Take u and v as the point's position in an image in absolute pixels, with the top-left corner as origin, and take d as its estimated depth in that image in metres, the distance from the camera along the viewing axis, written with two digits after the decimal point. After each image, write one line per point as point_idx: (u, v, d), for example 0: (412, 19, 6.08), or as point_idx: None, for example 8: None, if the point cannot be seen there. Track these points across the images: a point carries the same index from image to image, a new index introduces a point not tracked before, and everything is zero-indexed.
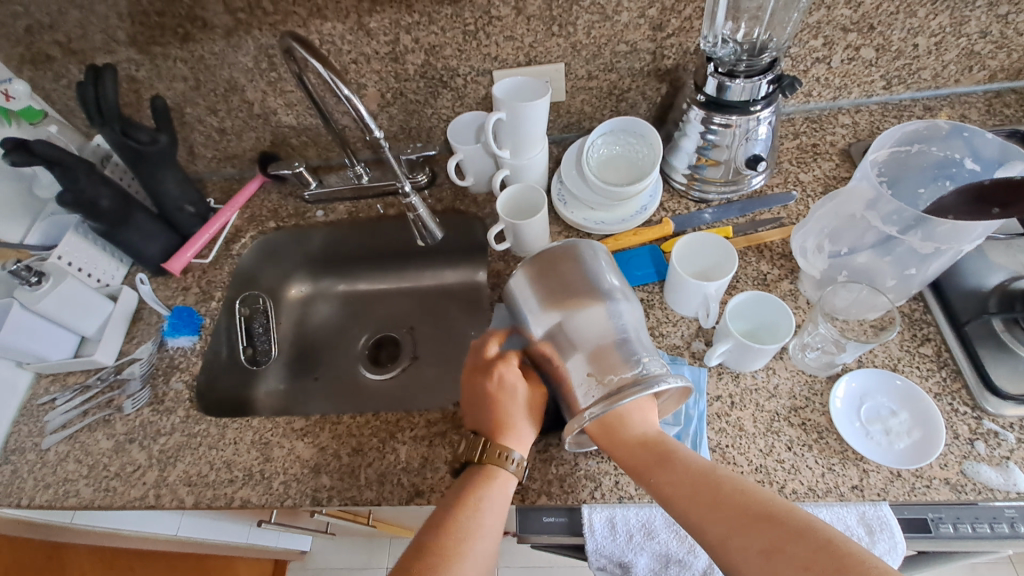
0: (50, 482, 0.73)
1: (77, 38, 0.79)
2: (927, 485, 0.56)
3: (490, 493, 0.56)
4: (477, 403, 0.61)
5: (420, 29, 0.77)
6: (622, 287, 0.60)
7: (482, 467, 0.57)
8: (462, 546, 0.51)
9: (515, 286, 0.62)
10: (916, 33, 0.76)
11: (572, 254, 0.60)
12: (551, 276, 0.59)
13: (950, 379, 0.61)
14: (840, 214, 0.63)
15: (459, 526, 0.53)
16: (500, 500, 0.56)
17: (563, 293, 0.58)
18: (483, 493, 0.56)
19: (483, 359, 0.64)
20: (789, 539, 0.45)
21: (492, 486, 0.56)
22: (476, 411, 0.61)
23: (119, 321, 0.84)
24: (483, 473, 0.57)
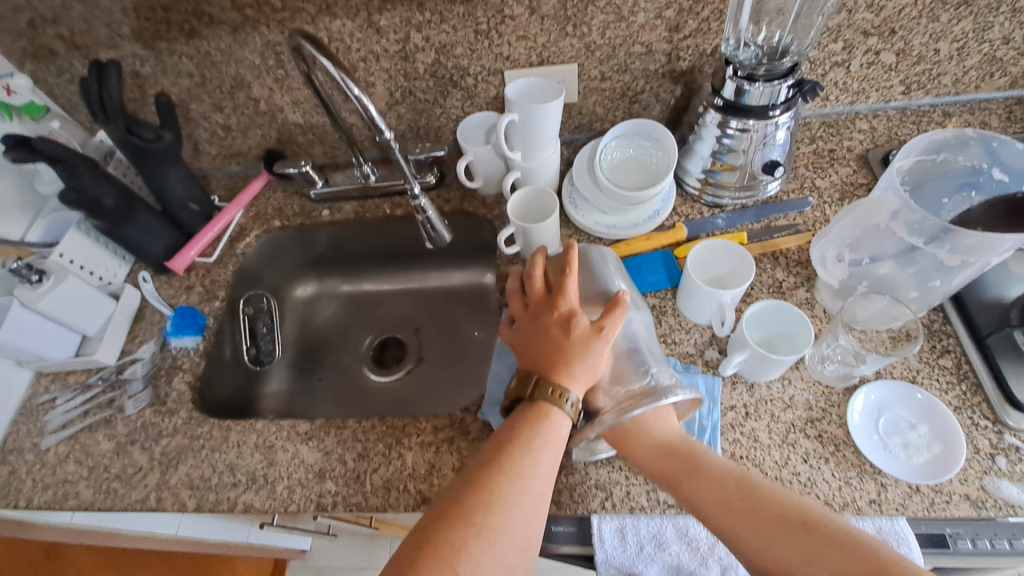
0: (49, 484, 0.72)
1: (81, 33, 0.78)
2: (947, 501, 0.55)
3: (536, 438, 0.51)
4: (530, 344, 0.57)
5: (431, 28, 0.75)
6: (635, 299, 0.63)
7: (536, 410, 0.53)
8: (501, 501, 0.48)
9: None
10: (938, 38, 0.74)
11: (585, 263, 0.64)
12: None
13: (970, 393, 0.60)
14: (864, 223, 0.61)
15: (498, 476, 0.49)
16: (549, 444, 0.52)
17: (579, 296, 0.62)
18: (529, 439, 0.51)
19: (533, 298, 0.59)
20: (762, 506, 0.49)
21: (544, 430, 0.52)
22: (525, 352, 0.57)
23: (120, 320, 0.83)
24: (538, 415, 0.52)
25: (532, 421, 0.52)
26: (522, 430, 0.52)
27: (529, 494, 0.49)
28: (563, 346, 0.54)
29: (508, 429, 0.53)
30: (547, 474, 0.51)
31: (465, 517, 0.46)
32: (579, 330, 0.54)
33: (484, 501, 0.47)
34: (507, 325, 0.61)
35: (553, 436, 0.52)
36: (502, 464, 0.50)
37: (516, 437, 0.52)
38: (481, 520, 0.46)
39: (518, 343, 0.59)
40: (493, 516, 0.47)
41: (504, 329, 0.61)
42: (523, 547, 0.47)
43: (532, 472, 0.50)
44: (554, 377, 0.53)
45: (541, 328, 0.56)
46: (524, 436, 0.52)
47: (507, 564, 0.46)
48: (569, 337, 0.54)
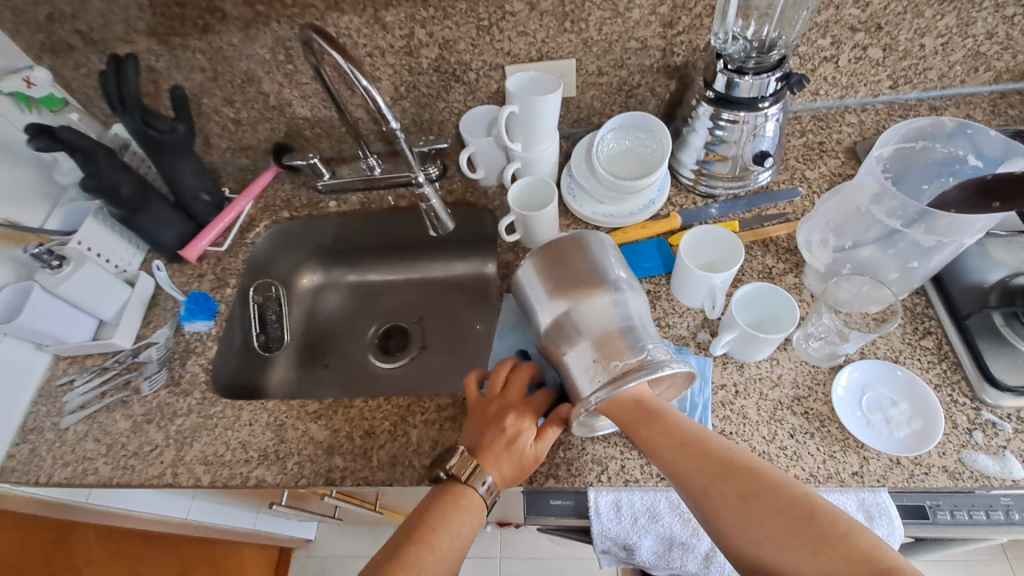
0: (69, 461, 0.75)
1: (99, 28, 0.81)
2: (926, 473, 0.58)
3: (461, 523, 0.56)
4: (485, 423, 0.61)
5: (434, 24, 0.78)
6: (628, 278, 0.62)
7: (461, 497, 0.57)
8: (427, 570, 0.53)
9: (523, 275, 0.64)
10: (924, 33, 0.77)
11: (581, 249, 0.62)
12: (561, 268, 0.61)
13: (950, 371, 0.63)
14: (845, 208, 0.64)
15: (425, 553, 0.54)
16: (470, 528, 0.57)
17: (573, 280, 0.60)
18: (456, 520, 0.56)
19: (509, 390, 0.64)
20: (774, 496, 0.48)
21: (466, 515, 0.57)
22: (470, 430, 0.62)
23: (135, 306, 0.86)
24: (464, 504, 0.57)
25: (458, 506, 0.57)
26: (450, 513, 0.57)
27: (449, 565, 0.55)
28: (504, 448, 0.59)
29: (436, 504, 0.58)
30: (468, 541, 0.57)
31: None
32: (525, 446, 0.60)
33: (412, 566, 0.53)
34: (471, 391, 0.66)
35: (473, 521, 0.58)
36: (430, 543, 0.55)
37: (443, 519, 0.56)
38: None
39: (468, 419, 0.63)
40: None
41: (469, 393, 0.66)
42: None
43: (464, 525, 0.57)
44: (485, 465, 0.58)
45: (497, 422, 0.61)
46: (452, 519, 0.56)
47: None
48: (515, 448, 0.59)
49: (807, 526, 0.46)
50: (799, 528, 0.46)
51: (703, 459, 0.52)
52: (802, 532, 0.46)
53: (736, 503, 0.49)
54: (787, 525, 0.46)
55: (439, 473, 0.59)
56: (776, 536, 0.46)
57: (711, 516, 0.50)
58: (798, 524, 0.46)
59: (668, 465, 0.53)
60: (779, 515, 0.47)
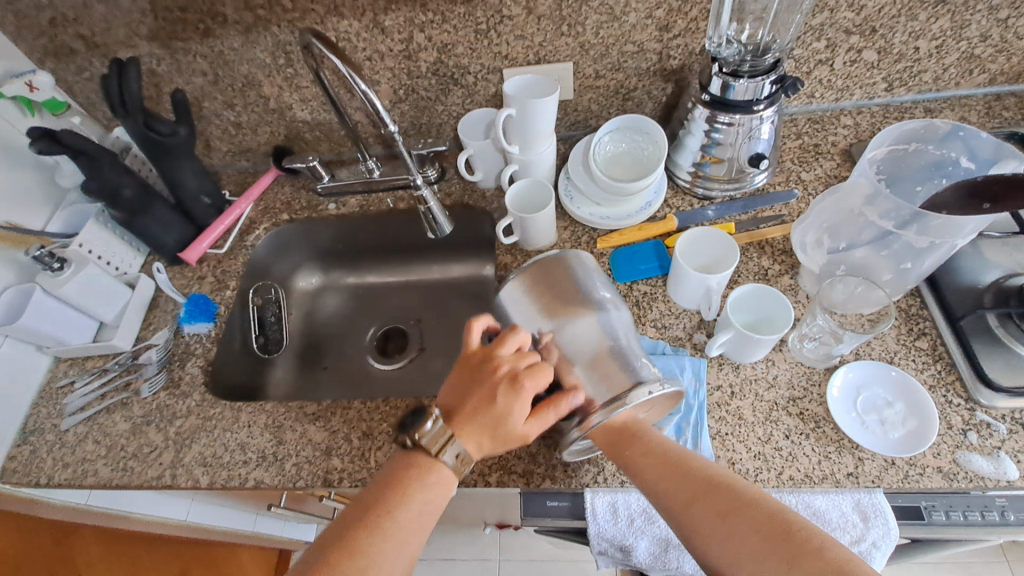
0: (69, 462, 0.76)
1: (101, 33, 0.82)
2: (920, 473, 0.58)
3: (422, 503, 0.54)
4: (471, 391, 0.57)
5: (433, 28, 0.79)
6: (612, 298, 0.61)
7: (428, 472, 0.56)
8: (378, 555, 0.51)
9: (507, 298, 0.62)
10: (918, 36, 0.78)
11: (564, 268, 0.61)
12: (546, 286, 0.60)
13: (945, 372, 0.63)
14: (839, 210, 0.65)
15: (377, 539, 0.51)
16: (431, 508, 0.55)
17: (557, 302, 0.59)
18: (416, 501, 0.54)
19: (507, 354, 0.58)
20: (750, 512, 0.48)
21: (429, 494, 0.55)
22: (460, 390, 0.58)
23: (136, 308, 0.87)
24: (431, 481, 0.55)
25: (420, 484, 0.55)
26: (411, 492, 0.55)
27: (405, 549, 0.52)
28: (491, 420, 0.56)
29: (397, 480, 0.55)
30: (431, 521, 0.55)
31: (343, 562, 0.50)
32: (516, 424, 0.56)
33: (363, 552, 0.50)
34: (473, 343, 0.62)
35: (437, 501, 0.56)
36: (385, 527, 0.52)
37: (402, 498, 0.54)
38: (358, 566, 0.50)
39: (461, 377, 0.59)
40: (371, 562, 0.50)
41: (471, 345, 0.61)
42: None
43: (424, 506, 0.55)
44: (464, 435, 0.56)
45: (490, 390, 0.56)
46: (412, 500, 0.54)
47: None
48: (504, 423, 0.55)
49: (781, 542, 0.45)
50: (775, 546, 0.45)
51: (681, 476, 0.52)
52: (776, 547, 0.45)
53: (712, 519, 0.49)
54: (762, 542, 0.46)
55: (405, 440, 0.58)
56: (753, 554, 0.46)
57: (689, 535, 0.50)
58: (774, 538, 0.46)
59: (647, 483, 0.53)
60: (754, 533, 0.47)
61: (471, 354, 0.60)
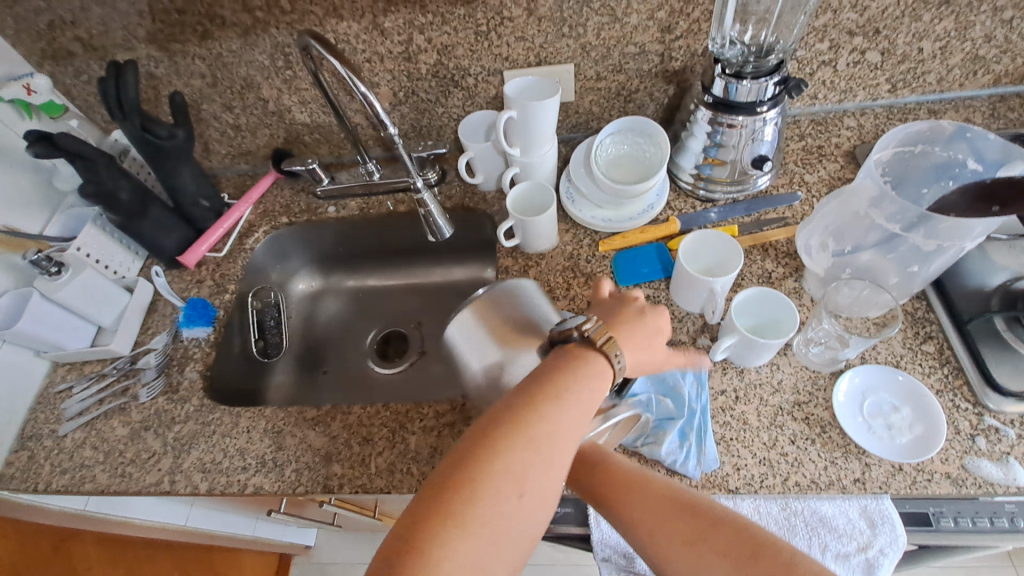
0: (66, 468, 0.75)
1: (99, 35, 0.81)
2: (928, 479, 0.57)
3: (568, 413, 0.50)
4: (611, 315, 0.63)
5: (433, 29, 0.78)
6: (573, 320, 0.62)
7: (578, 377, 0.52)
8: (519, 466, 0.46)
9: (454, 330, 0.59)
10: (922, 37, 0.77)
11: (516, 301, 0.61)
12: (501, 319, 0.59)
13: (952, 376, 0.62)
14: (845, 212, 0.64)
15: (523, 445, 0.47)
16: (574, 423, 0.50)
17: (510, 335, 0.58)
18: (565, 411, 0.50)
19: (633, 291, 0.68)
20: (714, 533, 0.48)
21: (574, 407, 0.51)
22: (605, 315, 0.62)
23: (134, 312, 0.86)
24: (579, 390, 0.52)
25: (568, 391, 0.51)
26: (560, 400, 0.50)
27: (546, 460, 0.48)
28: (641, 337, 0.60)
29: (547, 388, 0.51)
30: (574, 435, 0.51)
31: (485, 463, 0.46)
32: (660, 344, 0.62)
33: (506, 456, 0.46)
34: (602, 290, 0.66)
35: (581, 414, 0.52)
36: (531, 436, 0.48)
37: (550, 405, 0.50)
38: (500, 469, 0.46)
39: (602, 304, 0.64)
40: (513, 466, 0.46)
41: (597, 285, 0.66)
42: (524, 495, 0.46)
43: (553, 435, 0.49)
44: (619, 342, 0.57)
45: (637, 315, 0.63)
46: (559, 408, 0.50)
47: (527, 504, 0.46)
48: (654, 341, 0.61)
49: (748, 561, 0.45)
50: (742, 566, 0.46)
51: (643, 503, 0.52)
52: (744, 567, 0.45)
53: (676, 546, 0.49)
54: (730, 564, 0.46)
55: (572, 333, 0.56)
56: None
57: (660, 564, 0.50)
58: (741, 560, 0.46)
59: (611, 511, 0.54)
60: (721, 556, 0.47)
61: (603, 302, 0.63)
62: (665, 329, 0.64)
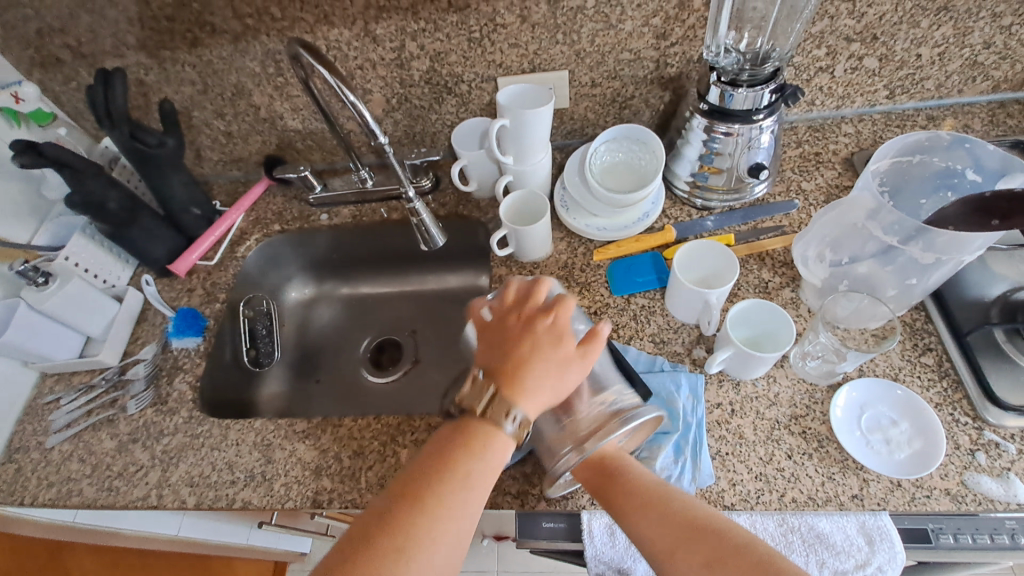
0: (53, 482, 0.74)
1: (87, 42, 0.80)
2: (927, 496, 0.56)
3: (467, 475, 0.49)
4: (505, 341, 0.55)
5: (425, 36, 0.77)
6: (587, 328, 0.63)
7: (473, 437, 0.51)
8: (421, 540, 0.46)
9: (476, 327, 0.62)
10: (919, 43, 0.76)
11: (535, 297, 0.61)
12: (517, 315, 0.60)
13: (952, 390, 0.61)
14: (842, 223, 0.63)
15: (418, 514, 0.47)
16: (479, 478, 0.49)
17: None
18: (460, 472, 0.49)
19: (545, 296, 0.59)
20: (737, 558, 0.46)
21: (475, 462, 0.50)
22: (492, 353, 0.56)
23: (123, 322, 0.85)
24: (477, 446, 0.50)
25: (466, 451, 0.50)
26: (454, 462, 0.50)
27: (453, 525, 0.47)
28: (533, 360, 0.53)
29: (440, 454, 0.51)
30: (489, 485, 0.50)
31: (377, 544, 0.45)
32: (563, 350, 0.54)
33: (403, 531, 0.46)
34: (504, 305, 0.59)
35: (489, 467, 0.50)
36: (424, 503, 0.47)
37: (446, 469, 0.49)
38: (396, 545, 0.45)
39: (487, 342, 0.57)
40: (412, 541, 0.45)
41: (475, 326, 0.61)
42: (448, 535, 0.47)
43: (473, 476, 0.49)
44: (512, 391, 0.51)
45: (524, 329, 0.55)
46: (456, 470, 0.49)
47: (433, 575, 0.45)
48: (551, 353, 0.54)
49: None
50: None
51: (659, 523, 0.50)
52: None
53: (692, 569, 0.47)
54: None
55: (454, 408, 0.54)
56: None
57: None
58: None
59: (628, 526, 0.52)
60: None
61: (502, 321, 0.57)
62: (567, 325, 0.56)
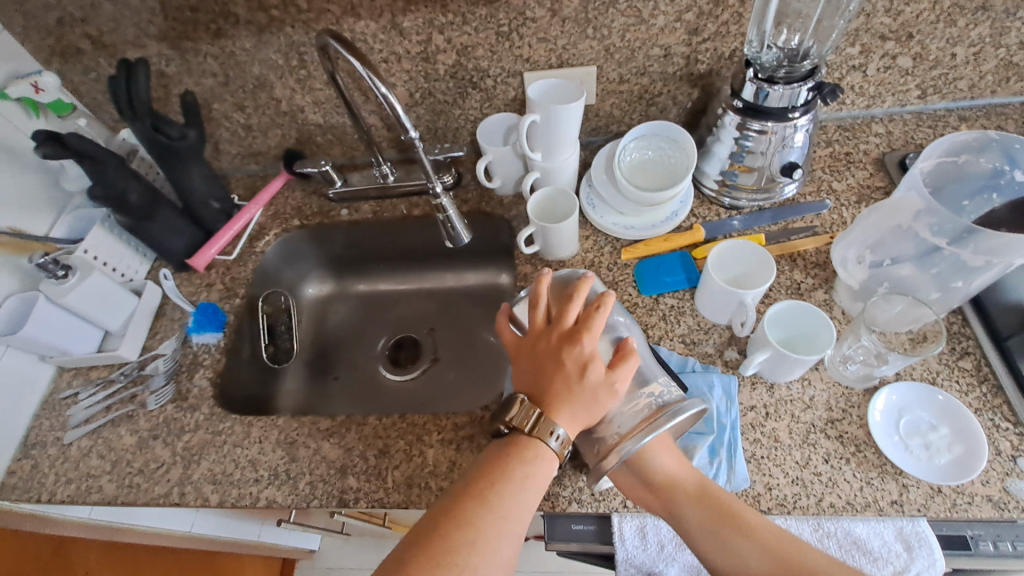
0: (72, 478, 0.73)
1: (110, 33, 0.79)
2: (968, 502, 0.55)
3: (525, 479, 0.52)
4: (538, 363, 0.55)
5: (453, 29, 0.76)
6: (626, 321, 0.62)
7: (524, 449, 0.53)
8: (485, 534, 0.48)
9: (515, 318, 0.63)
10: (955, 42, 0.75)
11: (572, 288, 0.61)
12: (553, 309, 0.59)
13: (991, 395, 0.60)
14: (885, 225, 0.63)
15: (485, 512, 0.49)
16: (536, 482, 0.52)
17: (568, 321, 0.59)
18: (520, 478, 0.52)
19: (576, 305, 0.56)
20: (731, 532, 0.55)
21: (530, 469, 0.52)
22: (526, 375, 0.56)
23: (142, 317, 0.84)
24: (529, 458, 0.52)
25: (522, 458, 0.53)
26: (513, 468, 0.52)
27: (515, 523, 0.50)
28: (566, 388, 0.53)
29: (497, 460, 0.53)
30: (542, 487, 0.53)
31: (450, 539, 0.48)
32: (595, 376, 0.53)
33: (471, 527, 0.49)
34: (535, 320, 0.57)
35: (544, 473, 0.53)
36: (490, 503, 0.50)
37: (504, 474, 0.52)
38: (467, 540, 0.48)
39: (521, 361, 0.57)
40: (480, 537, 0.48)
41: (506, 338, 0.60)
42: (507, 531, 0.49)
43: (529, 479, 0.52)
44: (553, 413, 0.53)
45: (555, 356, 0.54)
46: (514, 474, 0.52)
47: (499, 569, 0.48)
48: (583, 381, 0.53)
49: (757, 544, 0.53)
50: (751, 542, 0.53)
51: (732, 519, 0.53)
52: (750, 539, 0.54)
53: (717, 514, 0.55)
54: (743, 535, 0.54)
55: (501, 427, 0.54)
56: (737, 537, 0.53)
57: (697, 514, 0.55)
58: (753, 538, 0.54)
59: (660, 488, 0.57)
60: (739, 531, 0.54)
61: (534, 339, 0.57)
62: (595, 348, 0.54)
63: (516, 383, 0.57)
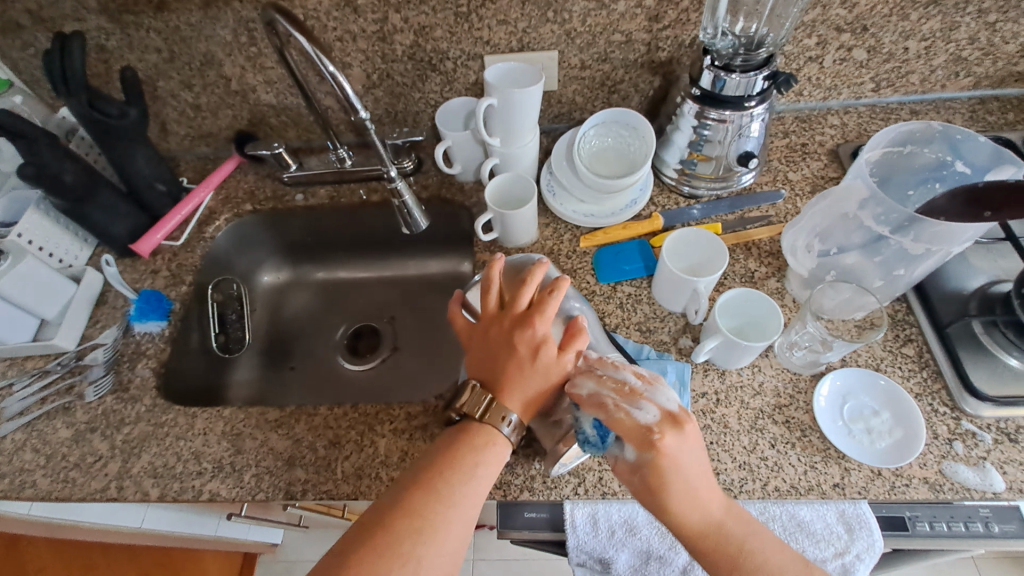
0: (3, 473, 0.69)
1: (46, 5, 0.74)
2: (906, 484, 0.57)
3: (475, 466, 0.51)
4: (491, 349, 0.54)
5: (409, 8, 0.74)
6: (581, 307, 0.63)
7: (474, 435, 0.52)
8: (434, 522, 0.47)
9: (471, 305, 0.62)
10: (908, 36, 0.76)
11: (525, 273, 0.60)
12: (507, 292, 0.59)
13: (931, 380, 0.62)
14: (832, 212, 0.63)
15: (433, 501, 0.48)
16: (488, 470, 0.51)
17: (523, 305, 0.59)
18: (469, 464, 0.51)
19: (529, 288, 0.54)
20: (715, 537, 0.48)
21: (481, 456, 0.51)
22: (479, 361, 0.55)
23: (81, 304, 0.80)
24: (480, 444, 0.52)
25: (473, 445, 0.52)
26: (464, 455, 0.51)
27: (465, 512, 0.49)
28: (518, 373, 0.52)
29: (448, 447, 0.52)
30: (494, 474, 0.52)
31: (395, 529, 0.47)
32: (548, 358, 0.52)
33: (419, 515, 0.47)
34: (488, 305, 0.56)
35: (495, 459, 0.52)
36: (438, 491, 0.49)
37: (453, 461, 0.51)
38: (413, 529, 0.47)
39: (473, 346, 0.56)
40: (428, 526, 0.47)
41: (459, 324, 0.59)
42: (457, 519, 0.48)
43: (478, 466, 0.51)
44: (506, 398, 0.52)
45: (507, 341, 0.53)
46: (464, 462, 0.51)
47: (446, 558, 0.47)
48: (535, 364, 0.52)
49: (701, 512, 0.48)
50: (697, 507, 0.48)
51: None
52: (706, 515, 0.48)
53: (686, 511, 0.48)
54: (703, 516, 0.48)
55: (451, 415, 0.53)
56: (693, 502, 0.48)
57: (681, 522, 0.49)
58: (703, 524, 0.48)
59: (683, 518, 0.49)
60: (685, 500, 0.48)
61: (487, 325, 0.55)
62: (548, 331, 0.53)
63: (469, 368, 0.56)
